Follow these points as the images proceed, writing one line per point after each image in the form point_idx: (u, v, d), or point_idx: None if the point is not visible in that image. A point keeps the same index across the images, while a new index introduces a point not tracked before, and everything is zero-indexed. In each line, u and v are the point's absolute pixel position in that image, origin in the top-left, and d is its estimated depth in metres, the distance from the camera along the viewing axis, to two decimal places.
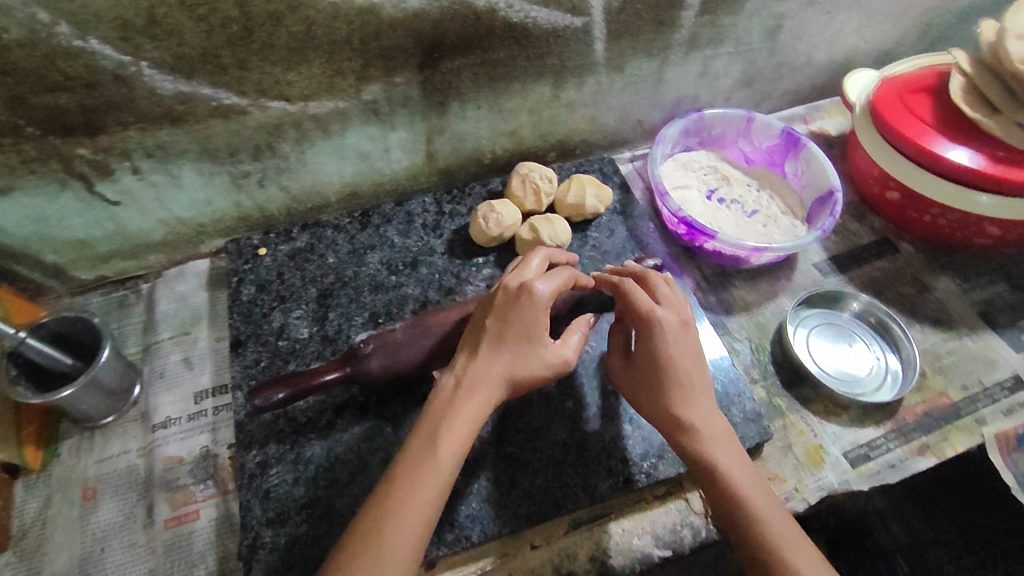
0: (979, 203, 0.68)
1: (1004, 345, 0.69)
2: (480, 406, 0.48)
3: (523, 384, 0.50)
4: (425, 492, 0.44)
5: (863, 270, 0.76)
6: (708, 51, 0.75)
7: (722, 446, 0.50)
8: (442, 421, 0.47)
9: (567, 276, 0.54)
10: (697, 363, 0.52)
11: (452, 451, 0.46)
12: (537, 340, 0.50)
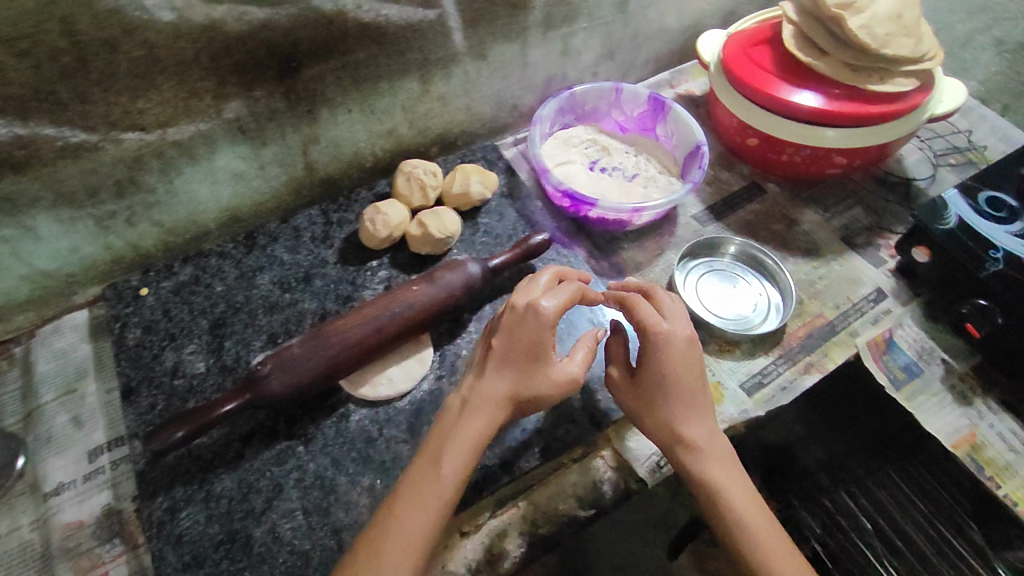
0: (820, 136, 0.75)
1: (864, 263, 0.77)
2: (482, 437, 0.50)
3: (524, 402, 0.52)
4: (419, 525, 0.46)
5: (738, 216, 0.81)
6: (567, 29, 0.78)
7: (717, 463, 0.52)
8: (441, 455, 0.49)
9: (575, 292, 0.55)
10: (699, 379, 0.54)
11: (447, 487, 0.48)
12: (541, 359, 0.52)
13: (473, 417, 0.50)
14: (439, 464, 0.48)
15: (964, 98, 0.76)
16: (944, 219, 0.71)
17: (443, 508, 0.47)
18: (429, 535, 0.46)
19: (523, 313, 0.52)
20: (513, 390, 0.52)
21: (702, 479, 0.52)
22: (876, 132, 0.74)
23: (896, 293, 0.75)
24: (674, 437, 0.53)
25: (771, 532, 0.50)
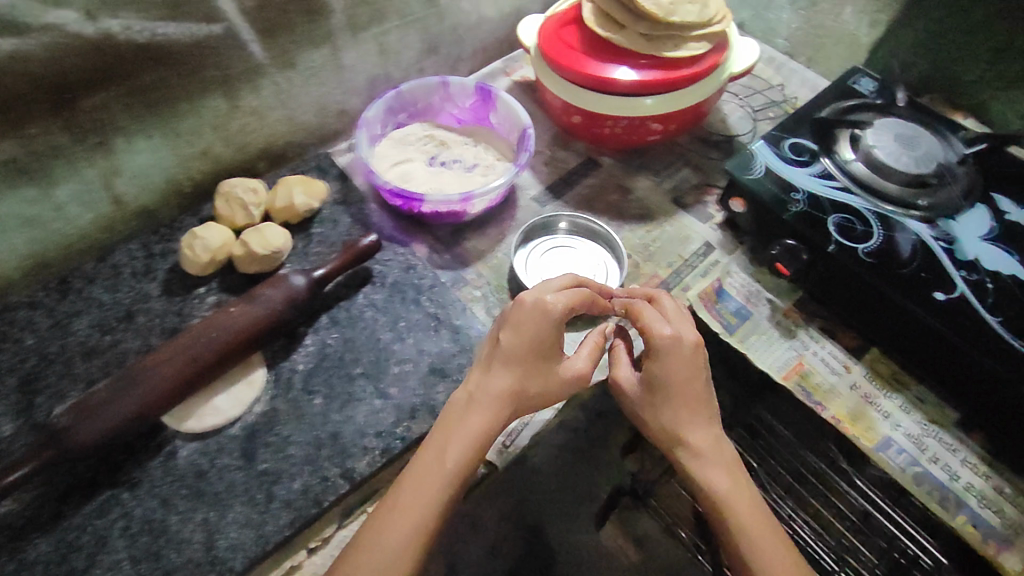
0: (631, 106, 0.78)
1: (694, 221, 0.84)
2: (489, 433, 0.55)
3: (527, 397, 0.57)
4: (417, 510, 0.52)
5: (575, 191, 0.86)
6: (378, 28, 0.78)
7: (709, 457, 0.59)
8: (450, 453, 0.54)
9: (578, 292, 0.59)
10: (702, 384, 0.60)
11: (454, 482, 0.54)
12: (546, 355, 0.57)
13: (484, 415, 0.55)
14: (448, 462, 0.53)
15: (757, 57, 0.82)
16: (751, 168, 0.77)
17: (446, 499, 0.53)
18: (431, 522, 0.52)
19: (535, 315, 0.57)
20: (515, 387, 0.56)
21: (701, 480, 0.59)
22: (682, 95, 0.78)
23: (723, 244, 0.81)
24: (677, 438, 0.59)
25: (751, 516, 0.57)
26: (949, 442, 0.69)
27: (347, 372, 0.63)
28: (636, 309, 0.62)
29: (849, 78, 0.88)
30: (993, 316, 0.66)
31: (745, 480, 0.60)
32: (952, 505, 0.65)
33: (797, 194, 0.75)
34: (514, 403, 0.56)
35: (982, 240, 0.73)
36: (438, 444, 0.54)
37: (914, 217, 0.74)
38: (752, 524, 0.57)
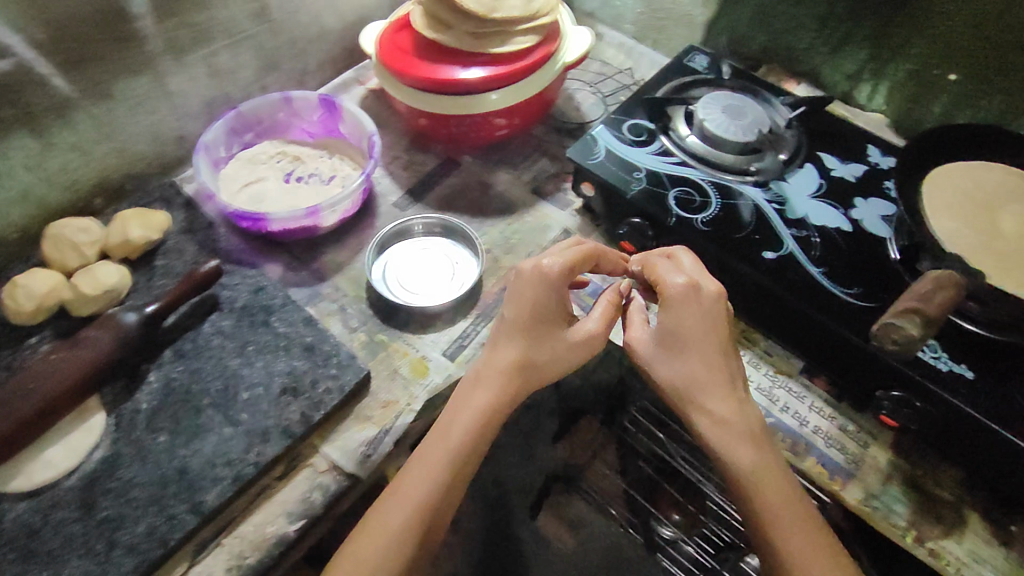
0: (472, 104, 0.81)
1: (553, 208, 0.86)
2: (494, 406, 0.61)
3: (532, 366, 0.63)
4: (419, 485, 0.58)
5: (435, 193, 0.87)
6: (204, 49, 0.76)
7: (714, 419, 0.60)
8: (454, 429, 0.61)
9: (580, 251, 0.66)
10: (721, 342, 0.62)
11: (460, 455, 0.60)
12: (550, 319, 0.63)
13: (493, 388, 0.61)
14: (452, 436, 0.60)
15: (588, 44, 0.86)
16: (594, 153, 0.80)
17: (449, 472, 0.59)
18: (436, 492, 0.59)
19: (529, 288, 0.63)
20: (522, 356, 0.62)
21: (724, 456, 0.60)
22: (520, 88, 0.81)
23: (581, 229, 0.84)
24: (696, 406, 0.61)
25: (756, 479, 0.59)
26: (796, 390, 0.73)
27: (193, 404, 0.62)
28: (651, 268, 0.66)
29: (686, 57, 0.93)
30: (814, 267, 0.71)
31: (771, 455, 0.60)
32: (802, 450, 0.69)
33: (638, 172, 0.78)
34: (523, 372, 0.62)
35: (810, 198, 0.77)
36: (448, 417, 0.62)
37: (748, 183, 0.79)
38: (752, 483, 0.59)
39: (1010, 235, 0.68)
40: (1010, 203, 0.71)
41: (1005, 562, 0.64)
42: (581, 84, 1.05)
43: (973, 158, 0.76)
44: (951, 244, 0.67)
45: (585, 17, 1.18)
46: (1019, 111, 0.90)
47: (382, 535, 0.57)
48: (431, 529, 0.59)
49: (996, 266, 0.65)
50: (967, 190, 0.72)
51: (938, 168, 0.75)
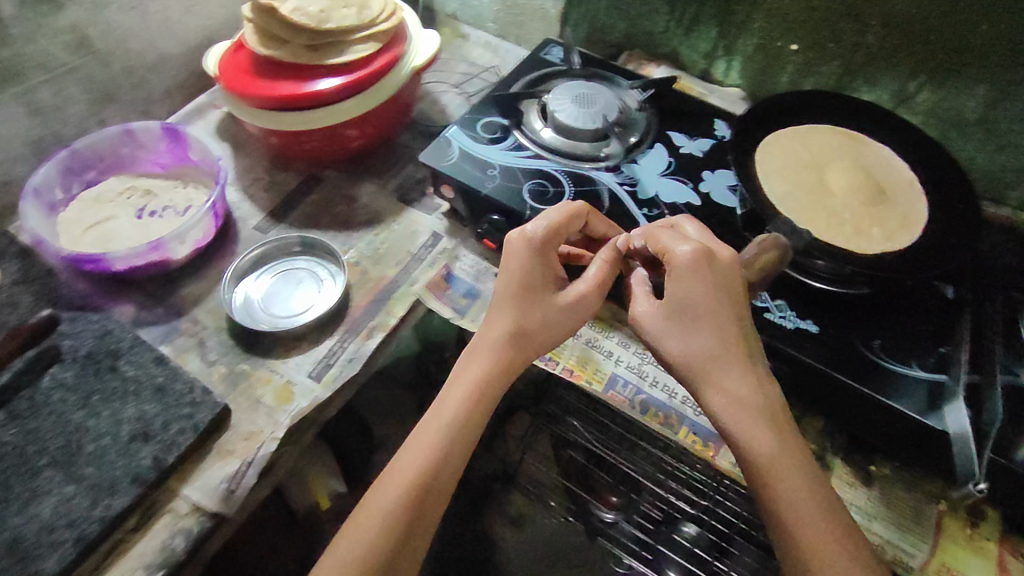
0: (319, 117, 0.79)
1: (422, 213, 0.86)
2: (487, 380, 0.61)
3: (524, 334, 0.63)
4: (403, 471, 0.57)
5: (298, 211, 0.86)
6: (18, 87, 0.74)
7: (724, 395, 0.56)
8: (452, 413, 0.60)
9: (562, 212, 0.67)
10: (733, 313, 0.58)
11: (452, 438, 0.58)
12: (536, 286, 0.65)
13: (492, 358, 0.62)
14: (448, 417, 0.59)
15: (436, 47, 0.86)
16: (448, 155, 0.81)
17: (439, 459, 0.57)
18: (424, 482, 0.57)
19: (525, 255, 0.65)
20: (512, 326, 0.63)
21: (741, 439, 0.55)
22: (367, 98, 0.81)
23: (449, 232, 0.84)
24: (704, 381, 0.57)
25: (769, 455, 0.53)
26: None
27: (28, 467, 0.58)
28: (656, 236, 0.64)
29: (542, 50, 0.96)
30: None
31: (794, 439, 0.55)
32: (674, 421, 0.72)
33: (493, 169, 0.80)
34: (513, 341, 0.62)
35: (660, 175, 0.81)
36: (445, 399, 0.61)
37: (601, 168, 0.82)
38: (768, 461, 0.53)
39: (837, 192, 0.75)
40: (836, 163, 0.78)
41: (862, 498, 0.69)
42: (446, 86, 1.06)
43: (803, 125, 0.83)
44: (786, 206, 0.73)
45: (449, 19, 1.19)
46: (851, 74, 0.97)
47: (366, 527, 0.55)
48: (416, 531, 0.56)
49: (825, 221, 0.72)
50: (798, 155, 0.78)
51: (772, 137, 0.81)
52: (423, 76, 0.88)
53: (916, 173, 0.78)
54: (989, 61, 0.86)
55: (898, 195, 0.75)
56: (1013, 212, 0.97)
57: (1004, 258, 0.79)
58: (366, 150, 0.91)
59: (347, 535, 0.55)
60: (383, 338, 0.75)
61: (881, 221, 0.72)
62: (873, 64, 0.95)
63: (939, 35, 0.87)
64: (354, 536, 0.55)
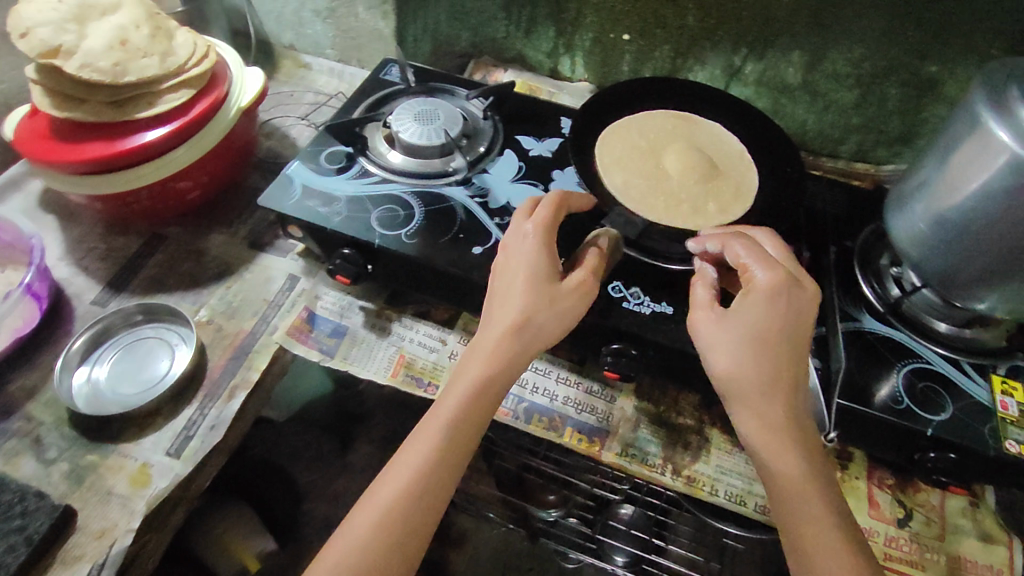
0: (144, 173, 0.74)
1: (276, 257, 0.83)
2: (488, 384, 0.59)
3: (520, 337, 0.60)
4: (399, 477, 0.56)
5: (142, 275, 0.80)
6: None
7: (764, 420, 0.55)
8: (456, 419, 0.58)
9: (549, 204, 0.66)
10: (796, 347, 0.57)
11: (449, 449, 0.57)
12: (545, 282, 0.61)
13: (497, 353, 0.59)
14: (449, 421, 0.58)
15: (263, 82, 0.83)
16: (290, 193, 0.77)
17: (436, 471, 0.56)
18: (418, 497, 0.55)
19: (541, 246, 0.64)
20: (514, 322, 0.60)
21: (778, 459, 0.55)
22: (195, 144, 0.76)
23: (307, 270, 0.82)
24: (741, 394, 0.57)
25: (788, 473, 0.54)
26: (541, 368, 0.78)
27: None
28: (732, 247, 0.63)
29: (381, 70, 0.94)
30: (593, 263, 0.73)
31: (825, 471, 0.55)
32: (558, 424, 0.74)
33: (338, 202, 0.77)
34: (508, 343, 0.59)
35: (511, 182, 0.82)
36: (449, 398, 0.59)
37: (452, 183, 0.81)
38: (788, 480, 0.54)
39: (672, 173, 0.78)
40: (669, 145, 0.81)
41: (743, 463, 0.72)
42: (295, 119, 1.02)
43: (637, 112, 0.86)
44: (625, 196, 0.75)
45: (288, 49, 1.14)
46: (683, 55, 1.02)
47: (353, 533, 0.54)
48: (400, 557, 0.54)
49: (663, 204, 0.75)
50: (634, 143, 0.81)
51: (609, 128, 0.83)
52: (254, 113, 0.84)
53: (744, 144, 0.83)
54: (795, 28, 0.92)
55: (728, 168, 0.79)
56: (845, 163, 1.06)
57: (834, 209, 0.86)
58: (211, 197, 0.86)
59: (339, 535, 0.54)
60: (246, 396, 0.71)
61: (714, 196, 0.76)
62: (699, 44, 0.99)
63: (748, 10, 0.92)
64: (344, 538, 0.54)
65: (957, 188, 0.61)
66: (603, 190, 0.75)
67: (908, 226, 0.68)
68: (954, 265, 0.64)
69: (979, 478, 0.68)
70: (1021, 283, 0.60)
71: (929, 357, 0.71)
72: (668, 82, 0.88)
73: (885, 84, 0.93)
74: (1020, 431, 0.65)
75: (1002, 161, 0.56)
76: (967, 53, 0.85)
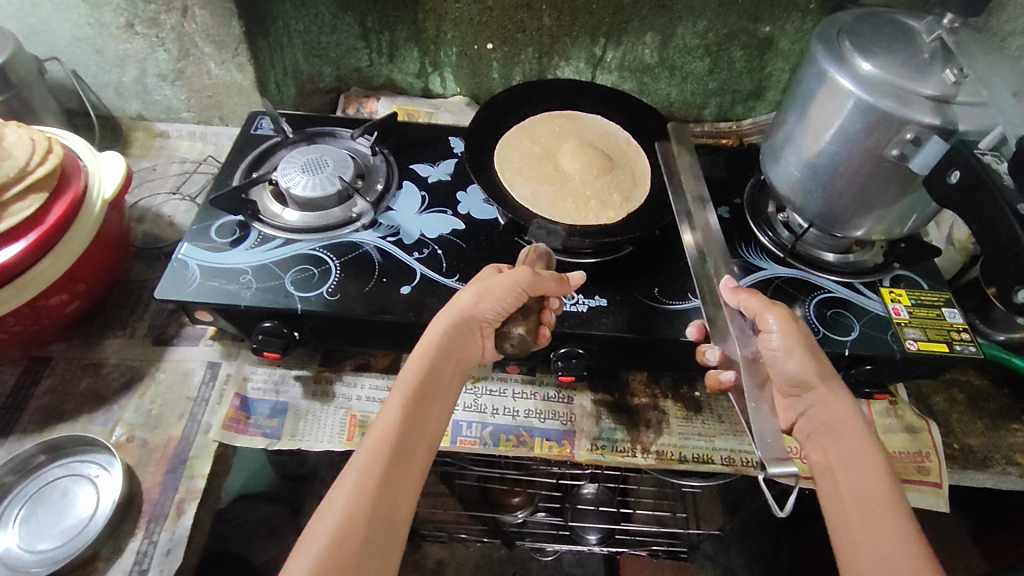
0: (9, 297, 0.64)
1: (187, 348, 0.76)
2: (442, 356, 0.62)
3: (470, 314, 0.63)
4: (385, 440, 0.55)
5: (31, 409, 0.70)
6: None
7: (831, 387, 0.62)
8: (421, 393, 0.59)
9: (530, 253, 0.69)
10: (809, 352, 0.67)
11: (419, 419, 0.58)
12: (488, 273, 0.67)
13: (445, 329, 0.62)
14: (414, 391, 0.58)
15: (124, 166, 0.76)
16: (189, 278, 0.71)
17: (412, 440, 0.56)
18: (399, 457, 0.55)
19: (494, 266, 0.69)
20: (470, 306, 0.63)
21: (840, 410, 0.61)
22: (62, 252, 0.68)
23: (226, 354, 0.76)
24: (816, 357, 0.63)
25: (842, 418, 0.61)
26: (496, 389, 0.78)
27: None
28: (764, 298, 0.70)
29: (250, 125, 0.89)
30: None
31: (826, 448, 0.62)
32: (526, 438, 0.74)
33: (244, 275, 0.72)
34: (462, 317, 0.63)
35: (418, 214, 0.81)
36: (408, 372, 0.60)
37: (359, 228, 0.79)
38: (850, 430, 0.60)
39: (573, 173, 0.81)
40: (562, 146, 0.84)
41: (700, 424, 0.77)
42: (166, 194, 0.94)
43: (523, 120, 0.88)
44: (536, 205, 0.77)
45: (136, 120, 1.04)
46: (548, 55, 1.05)
47: (335, 510, 0.51)
48: (383, 513, 0.52)
49: (573, 205, 0.78)
50: (528, 151, 0.83)
51: (501, 141, 0.84)
52: (121, 202, 0.77)
53: (627, 132, 0.88)
54: (643, 13, 0.98)
55: (620, 158, 0.84)
56: (712, 125, 1.14)
57: (717, 170, 0.93)
58: (93, 305, 0.77)
59: (328, 503, 0.52)
60: (198, 506, 0.65)
61: (616, 187, 0.80)
62: (561, 41, 1.03)
63: (597, 3, 0.97)
64: (327, 515, 0.51)
65: (818, 136, 0.68)
66: (510, 202, 0.76)
67: (786, 178, 0.75)
68: (831, 203, 0.71)
69: (893, 379, 0.77)
70: (887, 207, 0.69)
71: (828, 286, 0.79)
72: (542, 84, 0.91)
73: (730, 50, 1.02)
74: (914, 330, 0.74)
75: (850, 106, 0.63)
76: (790, 11, 0.96)
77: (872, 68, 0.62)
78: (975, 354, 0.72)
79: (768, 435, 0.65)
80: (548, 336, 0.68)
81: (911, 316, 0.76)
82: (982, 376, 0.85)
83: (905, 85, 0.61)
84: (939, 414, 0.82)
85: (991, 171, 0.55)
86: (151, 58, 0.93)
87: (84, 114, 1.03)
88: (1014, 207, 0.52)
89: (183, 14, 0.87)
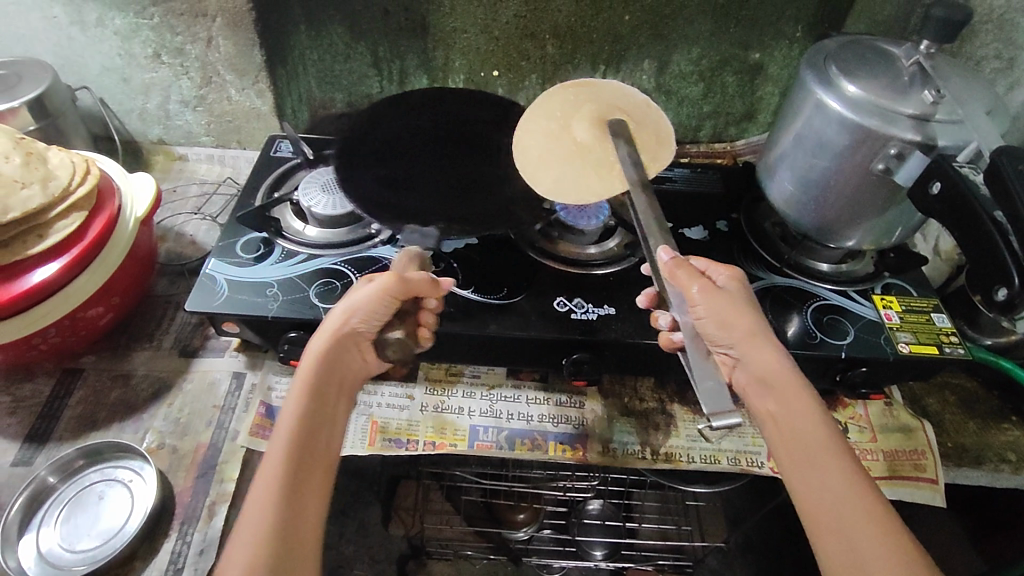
0: (47, 311, 0.67)
1: (213, 360, 0.79)
2: (327, 376, 0.59)
3: (341, 333, 0.62)
4: (275, 465, 0.52)
5: (66, 417, 0.73)
6: None
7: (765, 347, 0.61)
8: (310, 414, 0.56)
9: (402, 258, 0.70)
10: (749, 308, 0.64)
11: (311, 437, 0.55)
12: (359, 286, 0.65)
13: (320, 349, 0.60)
14: (302, 413, 0.55)
15: (154, 188, 0.80)
16: (217, 290, 0.75)
17: (305, 460, 0.53)
18: (299, 481, 0.52)
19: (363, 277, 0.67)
20: (342, 324, 0.62)
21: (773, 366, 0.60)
22: (98, 269, 0.71)
23: (250, 364, 0.79)
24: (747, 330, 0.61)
25: (777, 373, 0.59)
26: (511, 395, 0.81)
27: None
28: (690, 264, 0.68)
29: (271, 148, 0.94)
30: (560, 301, 0.77)
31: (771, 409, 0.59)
32: (540, 442, 0.77)
33: (270, 287, 0.76)
34: (340, 337, 0.61)
35: None
36: (291, 395, 0.57)
37: (378, 244, 0.83)
38: (792, 393, 0.58)
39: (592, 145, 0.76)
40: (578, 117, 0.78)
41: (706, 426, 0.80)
42: (188, 215, 0.98)
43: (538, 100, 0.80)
44: (561, 195, 0.77)
45: (156, 144, 1.08)
46: (551, 81, 1.11)
47: (241, 548, 0.48)
48: (294, 541, 0.50)
49: (595, 184, 0.76)
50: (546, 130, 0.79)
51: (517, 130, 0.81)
52: (151, 222, 0.80)
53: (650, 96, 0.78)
54: (640, 42, 1.04)
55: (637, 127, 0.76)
56: (707, 146, 1.20)
57: (715, 188, 0.98)
58: (122, 320, 0.80)
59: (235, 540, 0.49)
60: (228, 508, 0.68)
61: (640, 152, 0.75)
62: (563, 68, 1.08)
63: (597, 33, 1.03)
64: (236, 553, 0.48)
65: (809, 153, 0.74)
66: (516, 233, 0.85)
67: (779, 193, 0.81)
68: (822, 215, 0.76)
69: (888, 381, 0.80)
70: (875, 218, 0.73)
71: (824, 294, 0.83)
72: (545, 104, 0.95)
73: (722, 75, 1.09)
74: (906, 333, 0.79)
75: (837, 126, 0.69)
76: (778, 38, 1.03)
77: (856, 91, 0.68)
78: (964, 356, 0.77)
79: (713, 384, 0.52)
80: (428, 337, 0.70)
81: (902, 321, 0.80)
82: (973, 379, 0.90)
83: (887, 105, 0.66)
84: (933, 414, 0.85)
85: (966, 183, 0.60)
86: (175, 86, 0.98)
87: (108, 139, 1.07)
88: (990, 215, 0.56)
89: (208, 44, 0.92)
